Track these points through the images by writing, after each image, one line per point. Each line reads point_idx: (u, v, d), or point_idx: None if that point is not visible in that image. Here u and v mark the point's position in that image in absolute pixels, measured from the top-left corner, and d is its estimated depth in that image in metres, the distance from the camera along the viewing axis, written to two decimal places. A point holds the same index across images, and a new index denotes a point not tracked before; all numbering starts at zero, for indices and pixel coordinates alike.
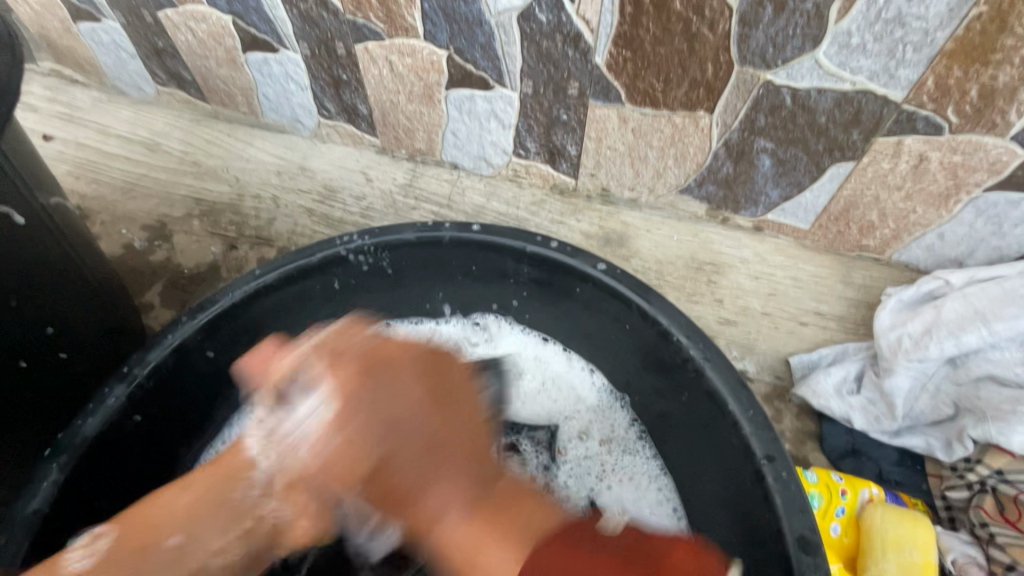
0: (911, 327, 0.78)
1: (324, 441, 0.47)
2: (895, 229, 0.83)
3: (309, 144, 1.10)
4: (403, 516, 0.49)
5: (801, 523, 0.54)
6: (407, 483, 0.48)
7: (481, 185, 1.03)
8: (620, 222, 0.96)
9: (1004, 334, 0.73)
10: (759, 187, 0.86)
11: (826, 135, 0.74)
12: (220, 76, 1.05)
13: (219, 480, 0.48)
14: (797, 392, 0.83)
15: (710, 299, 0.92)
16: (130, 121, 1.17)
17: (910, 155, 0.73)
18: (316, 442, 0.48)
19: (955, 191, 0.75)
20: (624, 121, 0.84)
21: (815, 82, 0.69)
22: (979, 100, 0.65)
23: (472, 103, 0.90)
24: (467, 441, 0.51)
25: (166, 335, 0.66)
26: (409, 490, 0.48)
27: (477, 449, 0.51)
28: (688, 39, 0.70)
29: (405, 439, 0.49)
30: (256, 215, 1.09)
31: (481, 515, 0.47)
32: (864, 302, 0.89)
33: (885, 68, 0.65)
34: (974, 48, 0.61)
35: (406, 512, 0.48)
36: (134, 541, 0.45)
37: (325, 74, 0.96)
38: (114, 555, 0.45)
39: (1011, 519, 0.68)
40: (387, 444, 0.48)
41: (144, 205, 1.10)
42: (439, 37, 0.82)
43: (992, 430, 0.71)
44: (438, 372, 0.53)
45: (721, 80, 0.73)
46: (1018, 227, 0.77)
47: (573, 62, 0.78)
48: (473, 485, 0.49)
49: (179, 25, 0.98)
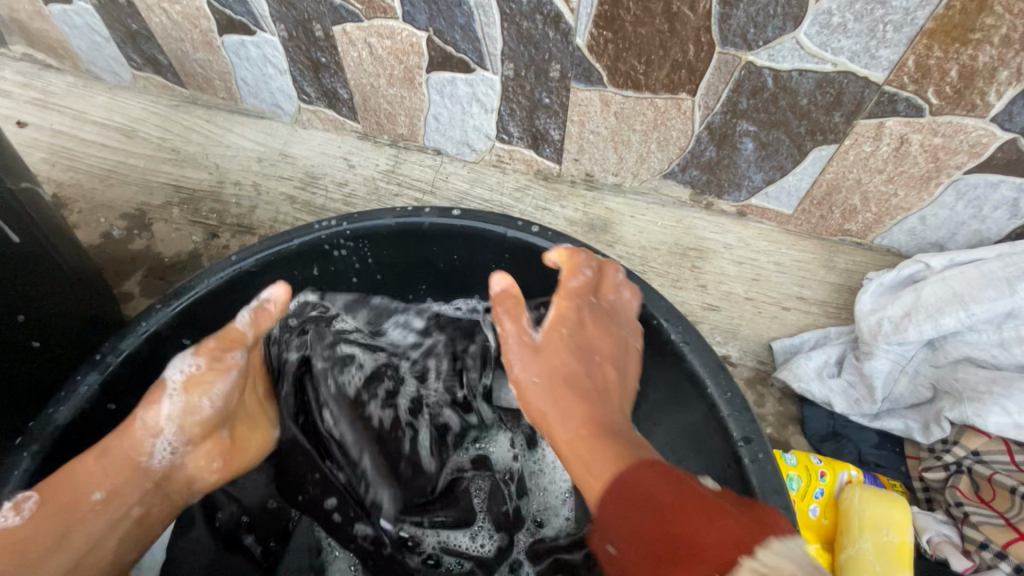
0: (892, 311, 0.78)
1: (538, 351, 0.55)
2: (877, 212, 0.83)
3: (290, 130, 1.09)
4: (545, 426, 0.51)
5: (777, 504, 0.54)
6: (568, 393, 0.51)
7: (464, 171, 1.01)
8: (604, 208, 0.95)
9: (982, 317, 0.73)
10: (742, 171, 0.85)
11: (808, 117, 0.74)
12: (197, 60, 1.03)
13: (124, 451, 0.54)
14: (779, 376, 0.82)
15: (694, 285, 0.91)
16: (107, 107, 1.14)
17: (891, 138, 0.73)
18: (531, 349, 0.55)
19: (936, 174, 0.75)
20: (606, 104, 0.83)
21: (796, 63, 0.69)
22: (959, 81, 0.64)
23: (453, 87, 0.89)
24: (610, 401, 0.53)
25: (140, 322, 0.64)
26: (572, 398, 0.51)
27: (611, 418, 0.51)
28: (669, 19, 0.69)
29: (579, 368, 0.54)
30: (237, 202, 1.05)
31: (605, 435, 0.48)
32: (846, 286, 0.89)
33: (866, 48, 0.65)
34: (954, 28, 0.60)
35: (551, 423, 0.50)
36: (61, 502, 0.51)
37: (304, 57, 0.94)
38: (43, 514, 0.50)
39: (986, 499, 0.70)
40: (572, 369, 0.53)
41: (123, 193, 1.07)
42: (418, 19, 0.81)
43: (968, 411, 0.71)
44: (611, 335, 0.59)
45: (703, 61, 0.73)
46: (998, 210, 0.77)
47: (553, 43, 0.77)
48: (606, 422, 0.50)
49: (152, 7, 0.96)
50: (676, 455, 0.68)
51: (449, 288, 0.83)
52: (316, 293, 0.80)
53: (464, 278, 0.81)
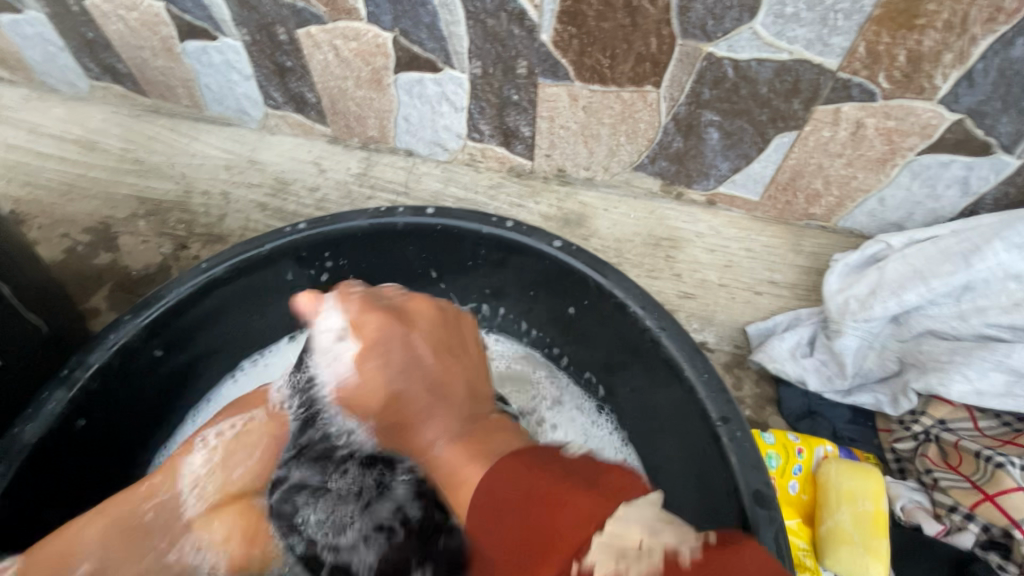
0: (857, 290, 0.81)
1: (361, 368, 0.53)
2: (839, 195, 0.86)
3: (258, 136, 1.08)
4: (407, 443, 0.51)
5: (756, 479, 0.55)
6: (414, 412, 0.50)
7: (437, 172, 1.01)
8: (578, 202, 0.97)
9: (940, 290, 0.76)
10: (709, 161, 0.87)
11: (769, 105, 0.76)
12: (157, 68, 1.01)
13: None
14: (754, 359, 0.85)
15: (669, 274, 0.93)
16: (64, 119, 1.11)
17: (848, 122, 0.75)
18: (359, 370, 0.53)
19: (891, 156, 0.78)
20: (574, 99, 0.84)
21: (754, 53, 0.71)
22: (907, 65, 0.67)
23: (422, 87, 0.89)
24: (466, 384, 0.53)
25: (108, 335, 0.63)
26: (413, 417, 0.50)
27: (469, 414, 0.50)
28: (630, 13, 0.71)
29: (413, 375, 0.52)
30: (206, 211, 1.03)
31: (466, 441, 0.48)
32: (814, 269, 0.92)
33: (819, 35, 0.67)
34: (899, 14, 0.63)
35: (408, 436, 0.50)
36: None
37: (269, 61, 0.93)
38: None
39: (954, 465, 0.72)
40: (399, 381, 0.51)
41: (85, 206, 1.04)
42: (383, 19, 0.81)
43: (932, 381, 0.74)
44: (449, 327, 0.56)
45: (665, 53, 0.74)
46: (951, 188, 0.80)
47: (519, 40, 0.78)
48: (464, 424, 0.49)
49: (108, 14, 0.94)
50: (659, 440, 0.69)
51: (420, 287, 0.83)
52: (289, 299, 0.78)
53: (442, 278, 0.81)
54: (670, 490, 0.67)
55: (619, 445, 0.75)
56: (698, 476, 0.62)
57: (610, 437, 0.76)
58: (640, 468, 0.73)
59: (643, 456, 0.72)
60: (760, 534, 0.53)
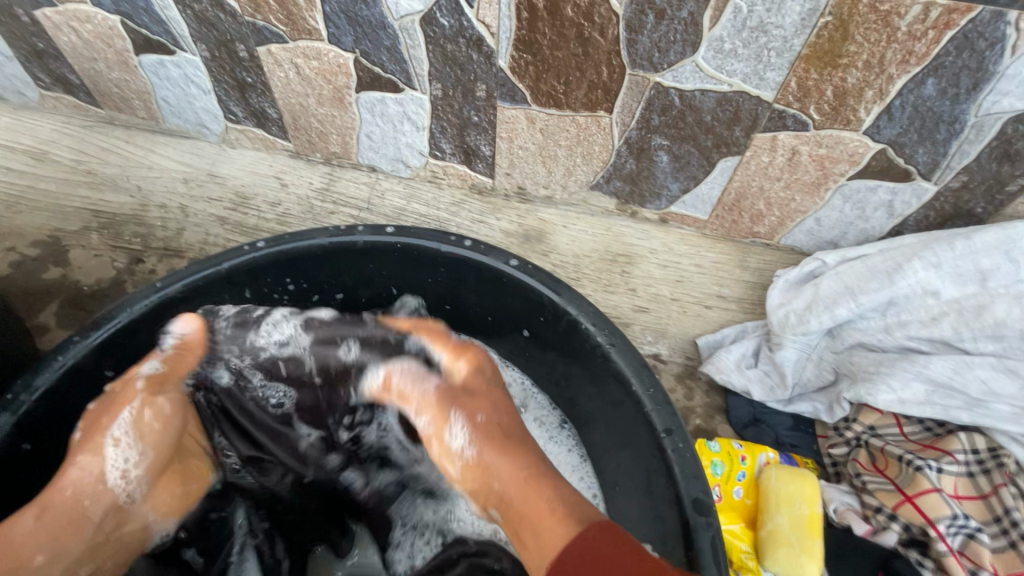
0: (796, 304, 0.87)
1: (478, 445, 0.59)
2: (780, 215, 0.92)
3: (217, 150, 1.07)
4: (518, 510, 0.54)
5: (696, 487, 0.58)
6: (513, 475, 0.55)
7: (400, 188, 1.02)
8: (538, 219, 1.00)
9: (869, 305, 0.82)
10: (660, 182, 0.92)
11: (713, 132, 0.81)
12: (112, 79, 0.99)
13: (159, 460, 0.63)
14: (703, 370, 0.89)
15: (624, 289, 0.97)
16: (12, 128, 1.08)
17: (785, 149, 0.81)
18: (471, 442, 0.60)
19: (825, 180, 0.84)
20: (532, 121, 0.87)
21: (697, 84, 0.75)
22: (834, 99, 0.73)
23: (384, 106, 0.90)
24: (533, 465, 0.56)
25: (55, 357, 0.62)
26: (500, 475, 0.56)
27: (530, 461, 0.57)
28: (582, 44, 0.74)
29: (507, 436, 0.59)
30: (163, 225, 1.02)
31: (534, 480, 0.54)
32: (759, 284, 0.97)
33: (755, 71, 0.72)
34: (825, 54, 0.68)
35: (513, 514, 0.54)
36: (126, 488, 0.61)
37: (228, 76, 0.93)
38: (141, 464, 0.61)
39: (880, 468, 0.77)
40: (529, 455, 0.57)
41: (34, 219, 1.02)
42: (343, 41, 0.82)
43: (861, 391, 0.79)
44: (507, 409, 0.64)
45: (616, 82, 0.78)
46: (878, 210, 0.87)
47: (477, 64, 0.80)
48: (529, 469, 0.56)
49: (59, 25, 0.92)
50: (611, 454, 0.72)
51: (383, 304, 0.85)
52: None
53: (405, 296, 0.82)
54: (622, 503, 0.70)
55: (575, 462, 0.78)
56: (646, 486, 0.65)
57: (565, 454, 0.79)
58: (595, 483, 0.76)
59: (597, 470, 0.75)
60: (700, 540, 0.56)
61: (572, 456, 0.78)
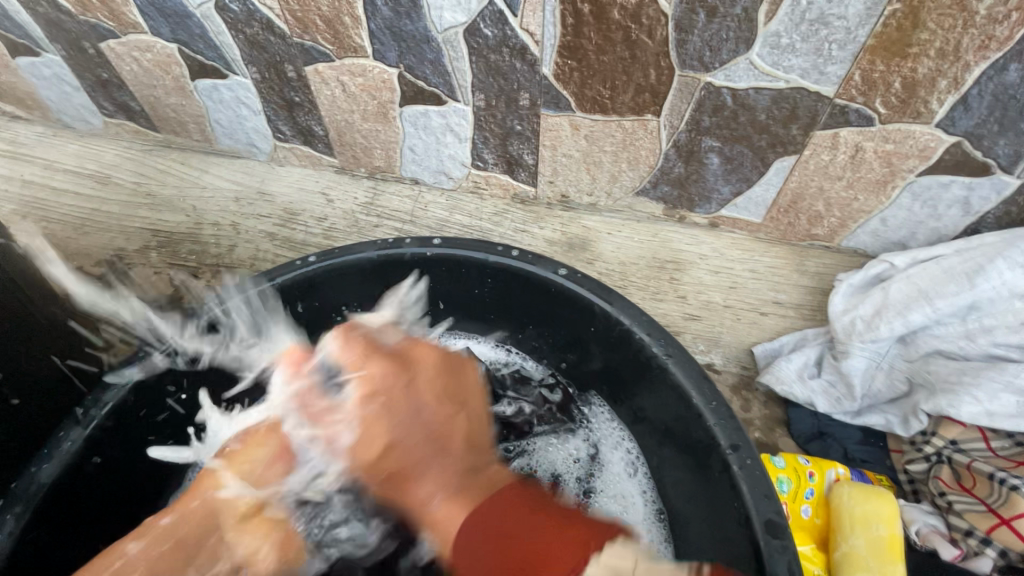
0: (862, 310, 0.82)
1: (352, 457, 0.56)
2: (841, 216, 0.87)
3: (267, 168, 1.10)
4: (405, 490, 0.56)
5: (768, 508, 0.55)
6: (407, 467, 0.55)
7: (443, 200, 1.03)
8: (582, 227, 0.98)
9: (946, 310, 0.76)
10: (710, 185, 0.89)
11: (767, 131, 0.78)
12: (169, 105, 1.04)
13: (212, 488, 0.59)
14: (762, 381, 0.85)
15: (674, 296, 0.93)
16: (79, 155, 1.14)
17: (847, 146, 0.77)
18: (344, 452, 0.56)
19: (891, 177, 0.79)
20: (576, 128, 0.86)
21: (751, 82, 0.72)
22: (903, 91, 0.68)
23: (427, 119, 0.91)
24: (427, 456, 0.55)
25: (122, 373, 0.64)
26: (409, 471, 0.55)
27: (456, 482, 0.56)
28: (629, 46, 0.73)
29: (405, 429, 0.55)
30: (216, 242, 1.05)
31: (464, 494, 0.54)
32: (819, 289, 0.92)
33: (815, 66, 0.68)
34: (892, 44, 0.64)
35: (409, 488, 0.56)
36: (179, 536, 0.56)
37: (277, 96, 0.95)
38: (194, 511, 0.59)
39: (967, 487, 0.71)
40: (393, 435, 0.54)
41: (98, 240, 1.07)
42: (388, 56, 0.83)
43: (941, 402, 0.73)
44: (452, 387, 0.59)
45: (665, 84, 0.76)
46: (952, 208, 0.81)
47: (521, 73, 0.80)
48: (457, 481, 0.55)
49: (122, 55, 0.96)
50: (674, 474, 0.68)
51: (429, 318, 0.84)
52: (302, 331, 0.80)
53: (453, 307, 0.82)
54: (689, 529, 0.66)
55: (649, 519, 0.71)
56: (712, 508, 0.62)
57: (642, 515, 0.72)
58: (664, 513, 0.71)
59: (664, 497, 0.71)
60: (775, 565, 0.52)
61: (649, 514, 0.71)
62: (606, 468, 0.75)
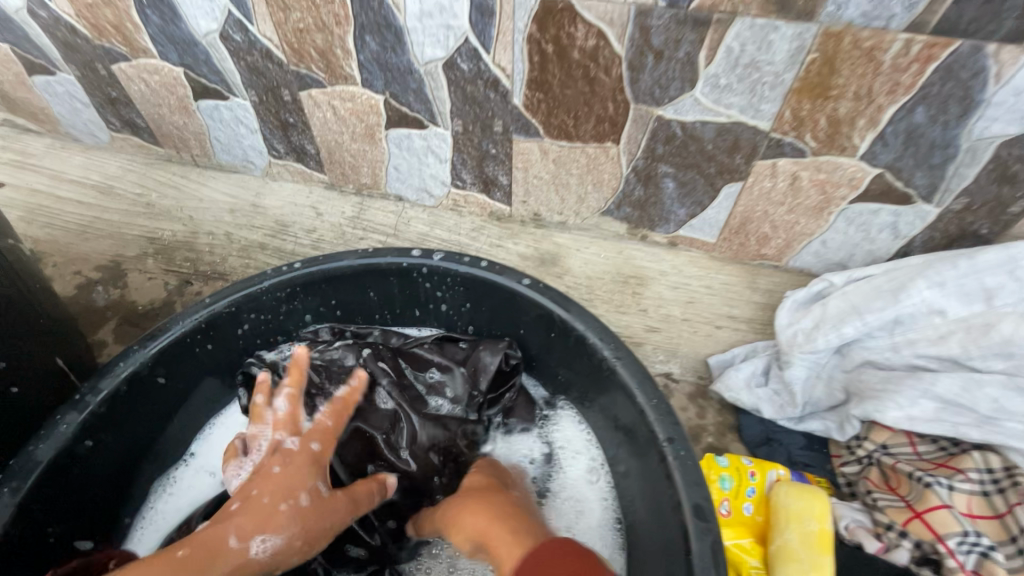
0: (804, 324, 0.87)
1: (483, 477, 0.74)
2: (787, 238, 0.95)
3: (260, 182, 1.16)
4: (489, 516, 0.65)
5: (697, 494, 0.61)
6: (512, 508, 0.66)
7: (425, 216, 1.11)
8: (552, 243, 1.06)
9: (876, 324, 0.82)
10: (667, 208, 0.97)
11: (715, 160, 0.86)
12: (172, 122, 1.11)
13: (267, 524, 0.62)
14: (714, 388, 0.93)
15: (636, 309, 1.07)
16: (84, 166, 1.21)
17: (785, 175, 0.85)
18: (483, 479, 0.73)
19: (827, 204, 0.87)
20: (545, 153, 0.94)
21: (697, 115, 0.81)
22: (829, 127, 0.77)
23: (410, 141, 0.99)
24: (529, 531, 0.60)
25: (117, 363, 0.70)
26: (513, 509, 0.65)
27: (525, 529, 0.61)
28: (589, 82, 0.81)
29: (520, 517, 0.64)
30: (209, 251, 1.20)
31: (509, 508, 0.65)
32: (769, 305, 1.00)
33: (751, 103, 0.77)
34: (815, 87, 0.73)
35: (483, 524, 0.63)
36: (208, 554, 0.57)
37: (273, 118, 1.04)
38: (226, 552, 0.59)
39: (893, 486, 0.79)
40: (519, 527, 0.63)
41: (97, 247, 1.23)
42: (375, 84, 0.91)
43: (869, 408, 0.80)
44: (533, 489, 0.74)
45: (622, 116, 0.85)
46: (883, 232, 0.89)
47: (494, 103, 0.88)
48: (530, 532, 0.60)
49: (131, 77, 1.04)
50: (624, 470, 0.75)
51: (410, 323, 0.92)
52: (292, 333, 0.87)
53: (430, 313, 0.89)
54: (635, 520, 0.72)
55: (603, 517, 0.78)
56: (652, 497, 0.68)
57: (597, 513, 0.78)
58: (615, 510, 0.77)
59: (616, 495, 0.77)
60: (699, 545, 0.58)
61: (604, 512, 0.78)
62: (567, 469, 0.82)
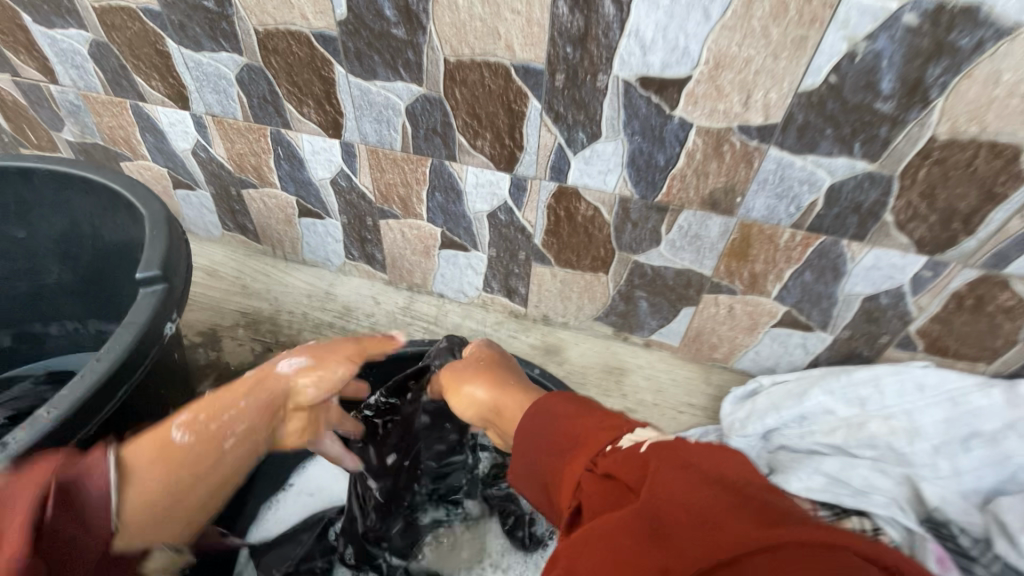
0: (739, 414, 1.21)
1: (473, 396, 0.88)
2: (729, 348, 1.29)
3: (335, 275, 1.53)
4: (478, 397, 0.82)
5: None
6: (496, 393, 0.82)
7: (459, 310, 1.45)
8: (556, 338, 1.39)
9: (788, 417, 1.15)
10: (642, 320, 1.31)
11: (675, 291, 1.22)
12: (276, 229, 1.49)
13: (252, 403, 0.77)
14: (674, 460, 1.20)
15: (618, 394, 1.31)
16: (197, 254, 1.57)
17: (723, 305, 1.20)
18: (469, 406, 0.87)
19: (755, 327, 1.22)
20: (555, 275, 1.30)
21: (661, 263, 1.17)
22: (750, 278, 1.13)
23: (456, 259, 1.36)
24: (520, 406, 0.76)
25: None
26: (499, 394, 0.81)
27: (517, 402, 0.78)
28: (588, 235, 1.18)
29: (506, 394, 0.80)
30: (288, 325, 1.45)
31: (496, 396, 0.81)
32: (718, 397, 1.32)
33: (697, 259, 1.14)
34: (738, 253, 1.10)
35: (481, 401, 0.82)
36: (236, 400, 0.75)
37: (355, 234, 1.41)
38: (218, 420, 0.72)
39: None
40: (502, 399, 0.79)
41: (199, 316, 1.46)
42: (436, 221, 1.29)
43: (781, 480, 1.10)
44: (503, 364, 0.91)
45: (610, 257, 1.21)
46: (797, 349, 1.23)
47: (521, 241, 1.25)
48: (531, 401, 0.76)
49: (254, 198, 1.43)
50: None
51: None
52: None
53: None
54: None
55: None
56: None
57: None
58: None
59: None
60: None
61: None
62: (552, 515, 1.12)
